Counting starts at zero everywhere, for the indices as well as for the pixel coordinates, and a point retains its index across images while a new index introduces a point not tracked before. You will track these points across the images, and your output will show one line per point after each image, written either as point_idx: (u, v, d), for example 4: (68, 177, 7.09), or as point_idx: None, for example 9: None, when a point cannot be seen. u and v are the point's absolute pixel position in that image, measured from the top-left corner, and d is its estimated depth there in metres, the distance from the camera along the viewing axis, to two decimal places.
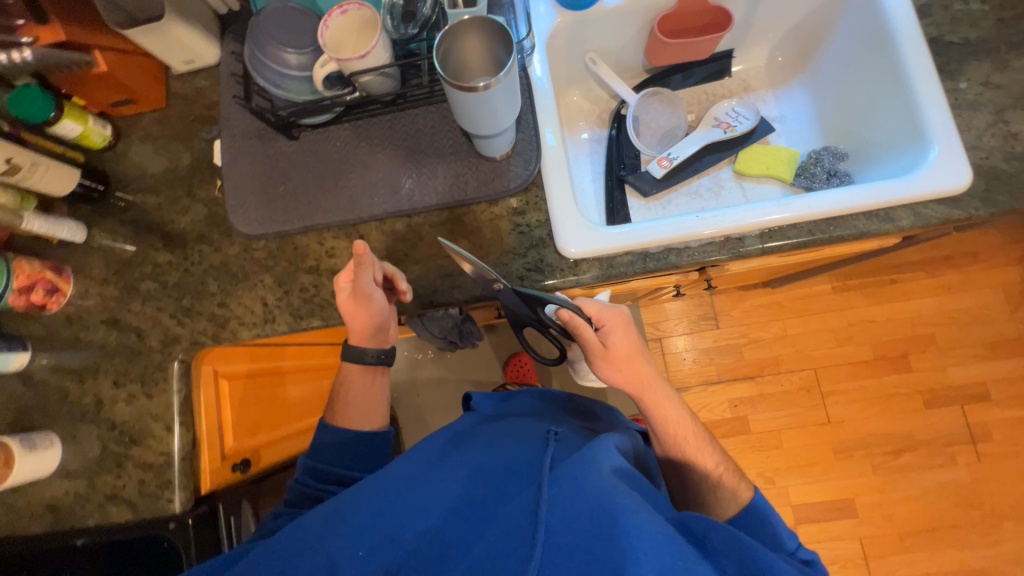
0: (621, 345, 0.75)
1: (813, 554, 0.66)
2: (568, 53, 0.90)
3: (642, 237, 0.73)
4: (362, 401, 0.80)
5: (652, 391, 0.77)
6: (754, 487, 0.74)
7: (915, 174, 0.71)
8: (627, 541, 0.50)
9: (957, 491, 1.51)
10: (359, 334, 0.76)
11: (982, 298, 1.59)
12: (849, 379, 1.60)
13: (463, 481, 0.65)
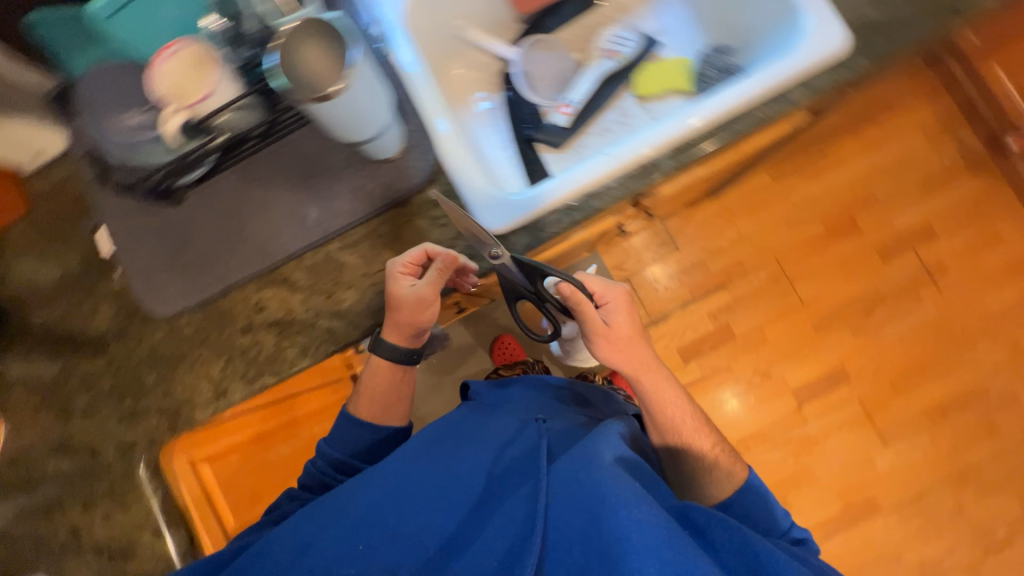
0: (620, 324, 0.83)
1: (802, 533, 0.82)
2: (433, 28, 0.84)
3: (559, 192, 0.71)
4: (383, 396, 0.80)
5: (651, 375, 0.85)
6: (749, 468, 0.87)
7: (796, 49, 0.71)
8: (631, 524, 0.55)
9: (931, 328, 1.61)
10: (397, 332, 0.75)
11: (905, 143, 1.65)
12: (810, 258, 1.66)
13: (465, 469, 0.68)
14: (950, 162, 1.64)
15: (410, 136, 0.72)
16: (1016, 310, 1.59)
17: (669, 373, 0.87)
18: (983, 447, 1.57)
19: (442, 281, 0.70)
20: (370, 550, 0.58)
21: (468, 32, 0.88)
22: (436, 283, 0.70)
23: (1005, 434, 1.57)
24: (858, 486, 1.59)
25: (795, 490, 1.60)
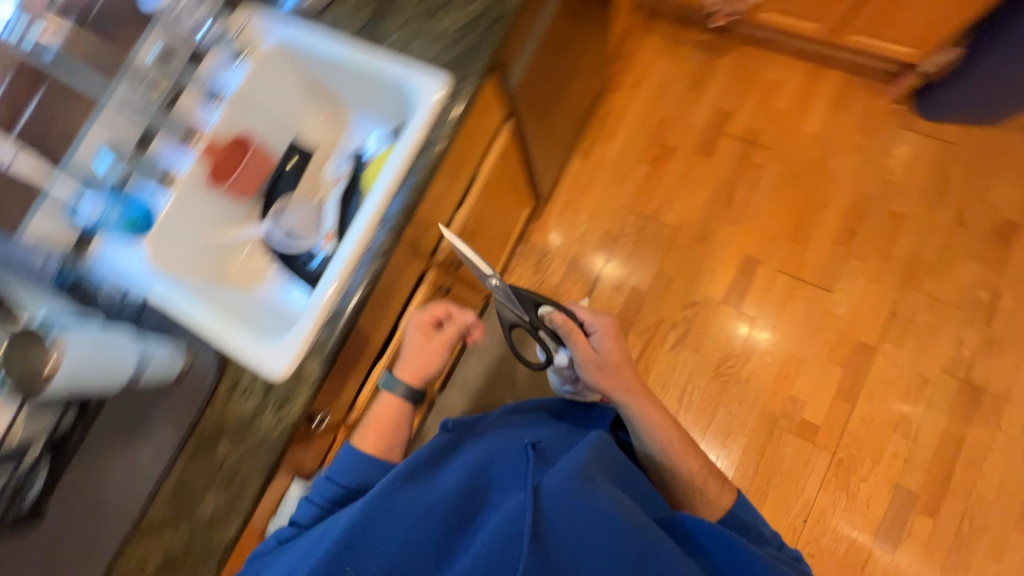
0: (607, 350, 1.02)
1: (792, 547, 0.93)
2: (186, 254, 0.96)
3: (311, 316, 0.81)
4: (388, 424, 0.88)
5: (640, 398, 1.01)
6: (734, 491, 1.00)
7: (418, 109, 0.85)
8: (633, 534, 0.67)
9: (785, 178, 1.71)
10: (408, 368, 0.91)
11: (655, 69, 1.88)
12: (657, 191, 1.79)
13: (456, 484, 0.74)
14: (697, 58, 1.86)
15: (188, 345, 0.84)
16: (834, 121, 1.72)
17: (655, 402, 1.02)
18: (906, 237, 1.59)
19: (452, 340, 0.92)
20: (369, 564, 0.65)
21: (220, 235, 1.01)
22: (452, 330, 0.92)
23: (913, 215, 1.61)
24: (838, 340, 1.56)
25: (793, 382, 1.56)
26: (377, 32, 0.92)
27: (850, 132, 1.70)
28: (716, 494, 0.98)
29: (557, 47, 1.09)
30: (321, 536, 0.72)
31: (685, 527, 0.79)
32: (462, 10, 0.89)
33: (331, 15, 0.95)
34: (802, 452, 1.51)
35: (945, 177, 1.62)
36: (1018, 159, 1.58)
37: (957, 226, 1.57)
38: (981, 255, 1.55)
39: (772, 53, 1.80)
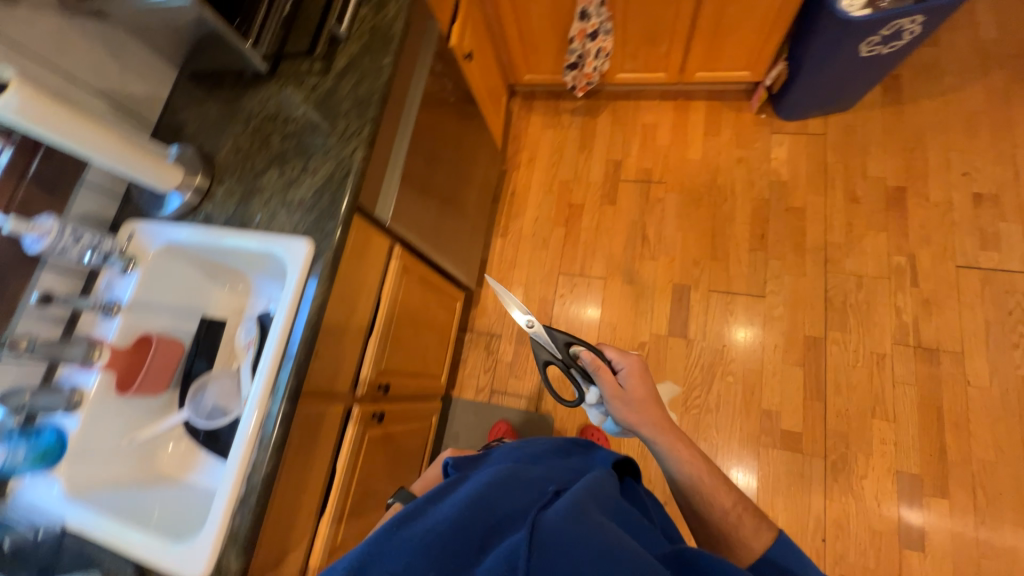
0: (633, 387, 1.04)
1: None
2: (108, 466, 0.97)
3: (220, 506, 0.81)
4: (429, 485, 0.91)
5: (668, 431, 0.98)
6: (775, 528, 0.84)
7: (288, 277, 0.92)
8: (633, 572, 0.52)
9: (687, 203, 1.81)
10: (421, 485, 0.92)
11: (544, 141, 2.05)
12: (577, 248, 1.88)
13: (448, 520, 0.64)
14: (578, 122, 2.04)
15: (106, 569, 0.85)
16: (712, 142, 1.86)
17: (684, 436, 0.98)
18: (812, 226, 1.67)
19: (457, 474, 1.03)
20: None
21: (140, 434, 1.02)
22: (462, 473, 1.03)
23: (810, 205, 1.69)
24: (787, 341, 1.58)
25: (761, 395, 1.54)
26: (246, 214, 1.01)
27: (729, 148, 1.84)
28: (754, 532, 0.84)
29: (421, 171, 1.19)
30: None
31: (702, 569, 0.61)
32: (314, 178, 0.99)
33: (206, 211, 1.06)
34: (794, 465, 1.46)
35: (825, 163, 1.73)
36: (881, 130, 1.71)
37: (853, 203, 1.66)
38: (885, 223, 1.62)
39: (639, 100, 1.98)
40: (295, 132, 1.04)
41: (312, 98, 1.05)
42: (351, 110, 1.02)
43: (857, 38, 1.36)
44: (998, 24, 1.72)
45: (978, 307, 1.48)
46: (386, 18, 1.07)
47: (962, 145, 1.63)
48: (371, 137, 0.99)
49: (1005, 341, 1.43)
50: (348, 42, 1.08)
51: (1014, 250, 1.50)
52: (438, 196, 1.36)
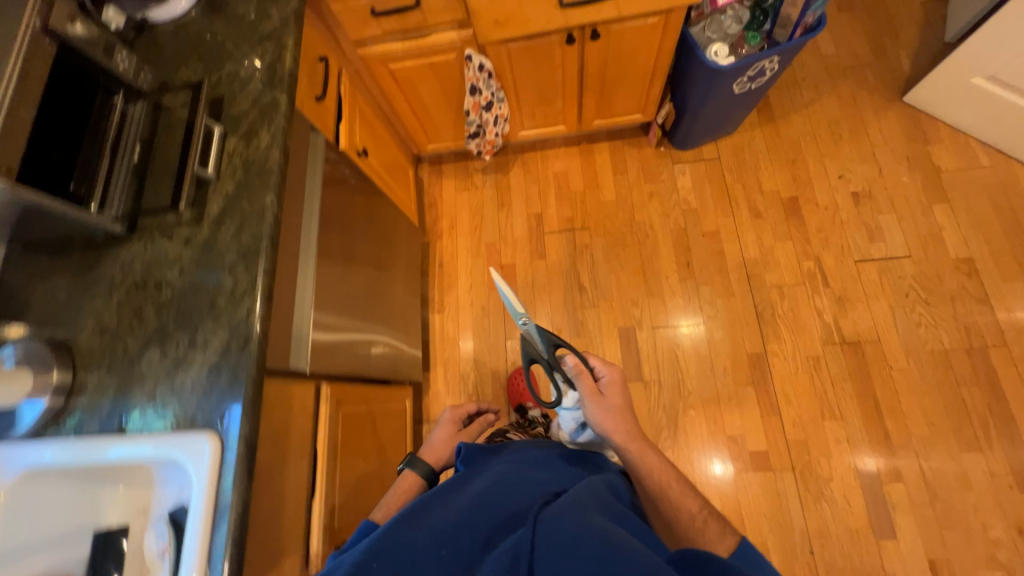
0: (612, 396, 1.06)
1: None
2: None
3: None
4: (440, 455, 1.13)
5: (639, 440, 1.00)
6: (740, 534, 0.85)
7: (194, 488, 0.76)
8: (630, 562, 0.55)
9: (612, 244, 1.84)
10: (433, 454, 1.13)
11: (461, 205, 2.01)
12: (517, 309, 1.84)
13: (454, 524, 0.70)
14: (491, 180, 2.01)
15: None
16: (622, 181, 1.92)
17: (653, 445, 1.00)
18: (728, 247, 1.76)
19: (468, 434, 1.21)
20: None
21: None
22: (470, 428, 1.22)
23: (721, 227, 1.79)
24: (734, 363, 1.63)
25: (722, 422, 1.58)
26: (126, 412, 0.84)
27: (638, 184, 1.90)
28: (719, 538, 0.84)
29: (332, 300, 1.08)
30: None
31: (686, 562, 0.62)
32: (205, 352, 0.84)
33: (74, 415, 0.86)
34: (768, 485, 1.50)
35: (725, 185, 1.84)
36: (764, 148, 1.86)
37: (757, 218, 1.78)
38: (788, 232, 1.74)
39: (546, 150, 2.00)
40: (173, 299, 0.88)
41: (187, 254, 0.91)
42: (238, 262, 0.88)
43: (727, 81, 1.44)
44: (833, 41, 1.94)
45: (881, 295, 1.62)
46: (259, 149, 0.96)
47: (831, 151, 1.81)
48: (267, 292, 0.86)
49: (909, 322, 1.58)
50: (219, 182, 0.95)
51: (896, 238, 1.67)
52: (361, 309, 1.25)
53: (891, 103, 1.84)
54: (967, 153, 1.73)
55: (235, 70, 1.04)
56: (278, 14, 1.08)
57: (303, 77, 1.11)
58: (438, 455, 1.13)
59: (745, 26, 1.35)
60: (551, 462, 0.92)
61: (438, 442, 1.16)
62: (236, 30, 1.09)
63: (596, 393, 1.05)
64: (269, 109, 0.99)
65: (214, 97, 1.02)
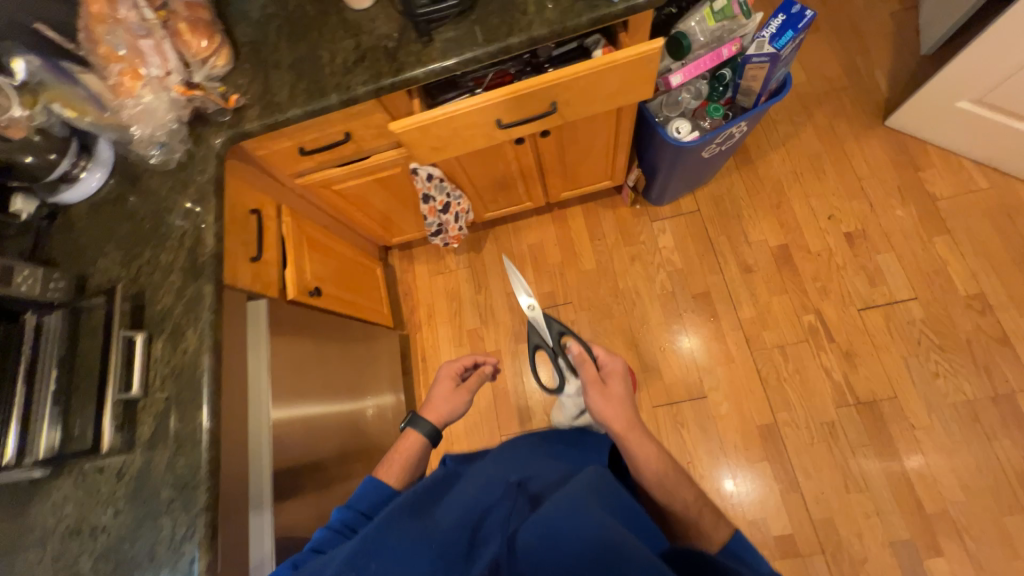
0: (613, 391, 0.94)
1: None
2: None
3: None
4: (440, 413, 1.04)
5: (637, 429, 0.88)
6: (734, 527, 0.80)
7: None
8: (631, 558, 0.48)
9: (599, 316, 1.74)
10: (433, 412, 1.04)
11: (438, 290, 1.91)
12: (509, 397, 1.75)
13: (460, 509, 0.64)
14: (465, 260, 1.92)
15: None
16: (602, 245, 1.82)
17: (653, 436, 0.88)
18: (722, 307, 1.66)
19: (471, 386, 1.09)
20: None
21: None
22: (472, 380, 1.10)
23: (711, 286, 1.69)
24: (744, 435, 1.53)
25: (741, 506, 1.47)
26: None
27: (618, 247, 1.80)
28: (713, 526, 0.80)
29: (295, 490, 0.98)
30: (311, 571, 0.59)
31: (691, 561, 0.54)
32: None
33: None
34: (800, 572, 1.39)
35: (709, 239, 1.74)
36: (746, 193, 1.75)
37: (747, 272, 1.67)
38: (783, 284, 1.63)
39: (517, 221, 1.90)
40: (111, 548, 0.80)
41: (120, 492, 0.82)
42: (176, 497, 0.80)
43: (694, 152, 1.33)
44: (802, 66, 1.83)
45: (892, 345, 1.51)
46: (187, 354, 0.87)
47: (817, 189, 1.70)
48: (212, 533, 0.78)
49: (926, 373, 1.47)
50: (148, 399, 0.86)
51: (898, 279, 1.56)
52: (336, 469, 1.16)
53: (873, 129, 1.72)
54: (961, 175, 1.61)
55: (156, 258, 0.96)
56: (195, 186, 0.99)
57: (233, 245, 1.02)
58: (441, 412, 1.04)
59: (703, 99, 1.24)
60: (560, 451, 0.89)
61: (437, 399, 1.06)
62: (152, 208, 0.99)
63: (598, 382, 0.96)
64: (195, 303, 0.90)
65: (136, 294, 0.93)
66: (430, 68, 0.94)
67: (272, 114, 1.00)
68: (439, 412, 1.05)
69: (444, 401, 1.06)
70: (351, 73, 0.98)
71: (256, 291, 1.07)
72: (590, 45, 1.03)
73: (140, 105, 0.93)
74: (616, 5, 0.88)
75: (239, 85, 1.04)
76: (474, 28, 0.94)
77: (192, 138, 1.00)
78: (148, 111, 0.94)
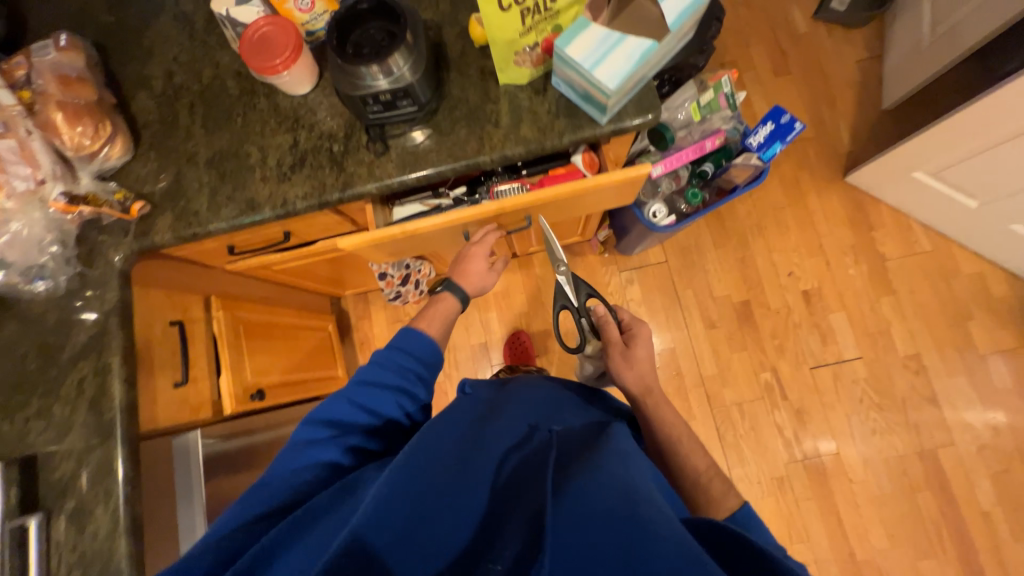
0: (637, 353, 1.01)
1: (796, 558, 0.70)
2: None
3: None
4: (477, 275, 0.94)
5: (657, 392, 0.96)
6: (743, 499, 0.79)
7: None
8: (651, 539, 0.48)
9: (567, 371, 1.70)
10: (470, 274, 0.93)
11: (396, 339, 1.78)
12: None
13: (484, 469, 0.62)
14: None
15: None
16: None
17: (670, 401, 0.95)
18: (686, 363, 1.68)
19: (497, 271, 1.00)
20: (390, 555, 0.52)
21: None
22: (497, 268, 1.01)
23: (676, 341, 1.69)
24: None
25: None
26: None
27: None
28: (721, 496, 0.80)
29: None
30: (333, 517, 0.58)
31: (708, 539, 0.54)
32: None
33: None
34: None
35: (676, 291, 1.72)
36: (713, 246, 1.73)
37: (711, 327, 1.69)
38: (743, 342, 1.67)
39: None
40: None
41: None
42: None
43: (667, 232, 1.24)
44: None
45: (837, 404, 1.60)
46: (98, 538, 0.74)
47: (778, 245, 1.72)
48: None
49: (865, 431, 1.58)
50: None
51: (847, 339, 1.64)
52: None
53: (833, 184, 1.74)
54: (908, 237, 1.69)
55: (47, 408, 0.78)
56: (93, 315, 0.81)
57: (150, 378, 0.86)
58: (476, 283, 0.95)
59: (680, 189, 1.15)
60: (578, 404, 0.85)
61: (472, 270, 0.93)
62: (37, 340, 0.81)
63: (622, 346, 1.03)
64: (104, 472, 0.76)
65: (26, 457, 0.77)
66: (385, 185, 0.80)
67: (188, 226, 0.82)
68: (478, 271, 0.94)
69: (485, 270, 0.95)
70: (288, 181, 0.82)
71: (184, 423, 0.92)
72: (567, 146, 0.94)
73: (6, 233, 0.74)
74: (603, 126, 0.77)
75: (144, 183, 0.84)
76: (437, 139, 0.80)
77: (84, 257, 0.81)
78: (18, 239, 0.74)
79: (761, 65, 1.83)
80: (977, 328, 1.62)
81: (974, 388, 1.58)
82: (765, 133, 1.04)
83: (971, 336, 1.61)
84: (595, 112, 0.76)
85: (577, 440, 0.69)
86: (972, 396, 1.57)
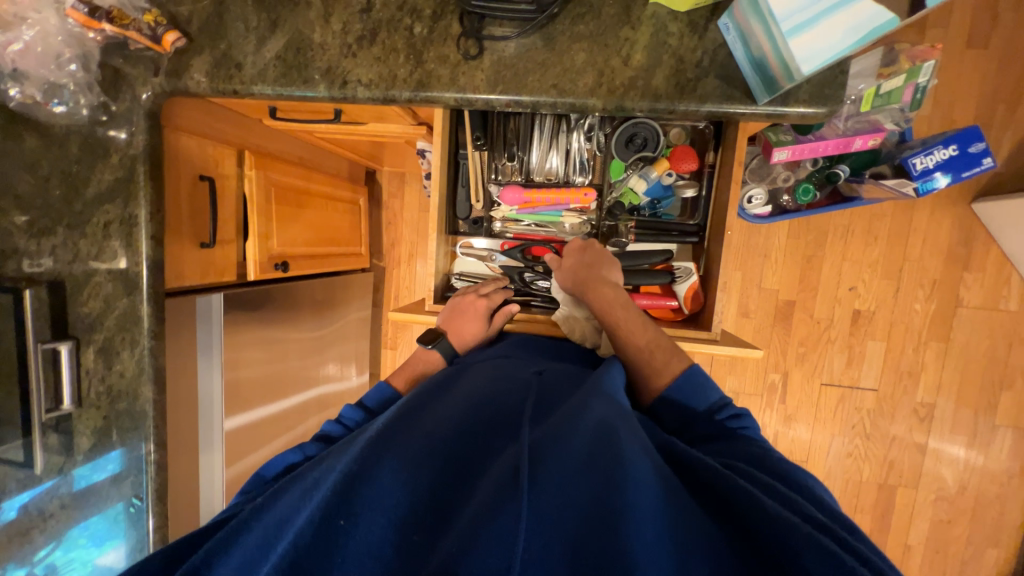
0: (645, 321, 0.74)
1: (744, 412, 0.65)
2: None
3: None
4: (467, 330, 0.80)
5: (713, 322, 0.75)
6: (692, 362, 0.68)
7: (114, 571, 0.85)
8: (631, 488, 0.43)
9: None
10: (460, 333, 0.80)
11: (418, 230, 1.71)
12: None
13: (452, 423, 0.56)
14: None
15: None
16: None
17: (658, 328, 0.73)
18: None
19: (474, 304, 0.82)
20: (357, 528, 0.45)
21: None
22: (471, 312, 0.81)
23: None
24: None
25: None
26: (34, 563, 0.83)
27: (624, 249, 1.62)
28: (660, 367, 0.69)
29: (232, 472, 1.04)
30: (295, 506, 0.49)
31: (702, 473, 0.48)
32: (94, 563, 0.85)
33: None
34: None
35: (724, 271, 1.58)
36: (786, 233, 1.55)
37: (743, 316, 1.60)
38: (768, 340, 1.61)
39: None
40: (52, 531, 0.83)
41: (61, 489, 0.82)
42: (122, 509, 0.83)
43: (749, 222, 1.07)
44: (935, 94, 1.43)
45: (829, 422, 1.62)
46: (126, 379, 0.79)
47: (856, 255, 1.54)
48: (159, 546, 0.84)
49: (842, 452, 1.63)
50: (83, 412, 0.80)
51: (872, 369, 1.58)
52: (283, 432, 1.21)
53: (953, 205, 1.48)
54: (999, 288, 1.50)
55: (72, 242, 0.76)
56: (118, 156, 0.73)
57: (175, 236, 0.81)
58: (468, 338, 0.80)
59: (794, 181, 0.95)
60: (573, 360, 0.78)
61: (470, 323, 0.81)
62: (61, 166, 0.74)
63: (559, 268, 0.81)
64: (131, 322, 0.77)
65: (54, 282, 0.76)
66: (466, 99, 0.64)
67: (228, 79, 0.67)
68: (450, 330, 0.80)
69: (452, 327, 0.80)
70: (353, 59, 0.66)
71: (208, 284, 0.91)
72: (677, 268, 0.85)
73: (18, 42, 0.66)
74: (760, 107, 0.59)
75: (180, 4, 0.68)
76: (546, 56, 0.62)
77: (109, 87, 0.70)
78: (33, 51, 0.67)
79: (957, 25, 1.40)
80: (1007, 399, 1.55)
81: (966, 450, 1.58)
82: (939, 158, 0.86)
83: (996, 404, 1.56)
84: (758, 84, 0.57)
85: (557, 390, 0.63)
86: (960, 456, 1.59)
